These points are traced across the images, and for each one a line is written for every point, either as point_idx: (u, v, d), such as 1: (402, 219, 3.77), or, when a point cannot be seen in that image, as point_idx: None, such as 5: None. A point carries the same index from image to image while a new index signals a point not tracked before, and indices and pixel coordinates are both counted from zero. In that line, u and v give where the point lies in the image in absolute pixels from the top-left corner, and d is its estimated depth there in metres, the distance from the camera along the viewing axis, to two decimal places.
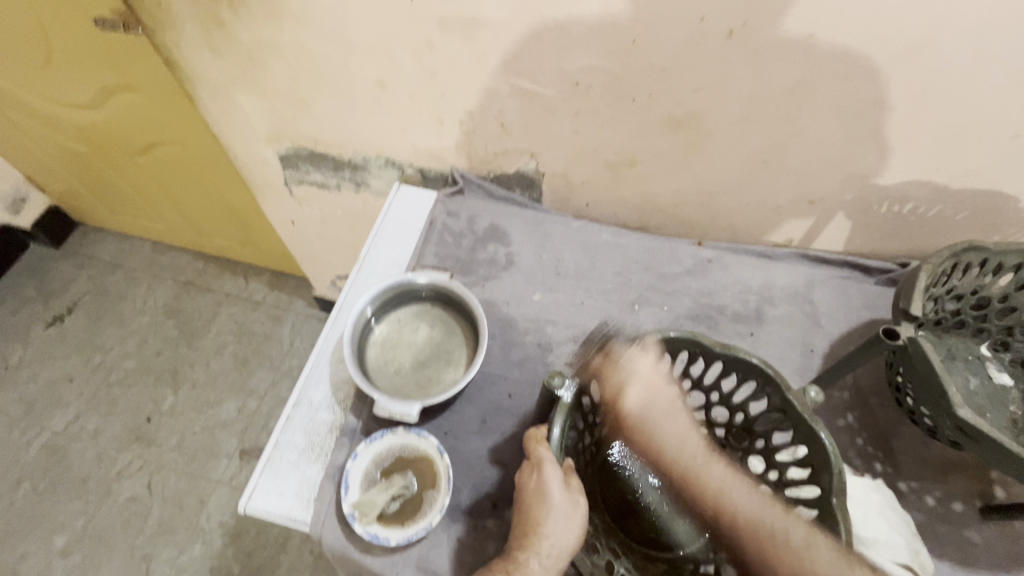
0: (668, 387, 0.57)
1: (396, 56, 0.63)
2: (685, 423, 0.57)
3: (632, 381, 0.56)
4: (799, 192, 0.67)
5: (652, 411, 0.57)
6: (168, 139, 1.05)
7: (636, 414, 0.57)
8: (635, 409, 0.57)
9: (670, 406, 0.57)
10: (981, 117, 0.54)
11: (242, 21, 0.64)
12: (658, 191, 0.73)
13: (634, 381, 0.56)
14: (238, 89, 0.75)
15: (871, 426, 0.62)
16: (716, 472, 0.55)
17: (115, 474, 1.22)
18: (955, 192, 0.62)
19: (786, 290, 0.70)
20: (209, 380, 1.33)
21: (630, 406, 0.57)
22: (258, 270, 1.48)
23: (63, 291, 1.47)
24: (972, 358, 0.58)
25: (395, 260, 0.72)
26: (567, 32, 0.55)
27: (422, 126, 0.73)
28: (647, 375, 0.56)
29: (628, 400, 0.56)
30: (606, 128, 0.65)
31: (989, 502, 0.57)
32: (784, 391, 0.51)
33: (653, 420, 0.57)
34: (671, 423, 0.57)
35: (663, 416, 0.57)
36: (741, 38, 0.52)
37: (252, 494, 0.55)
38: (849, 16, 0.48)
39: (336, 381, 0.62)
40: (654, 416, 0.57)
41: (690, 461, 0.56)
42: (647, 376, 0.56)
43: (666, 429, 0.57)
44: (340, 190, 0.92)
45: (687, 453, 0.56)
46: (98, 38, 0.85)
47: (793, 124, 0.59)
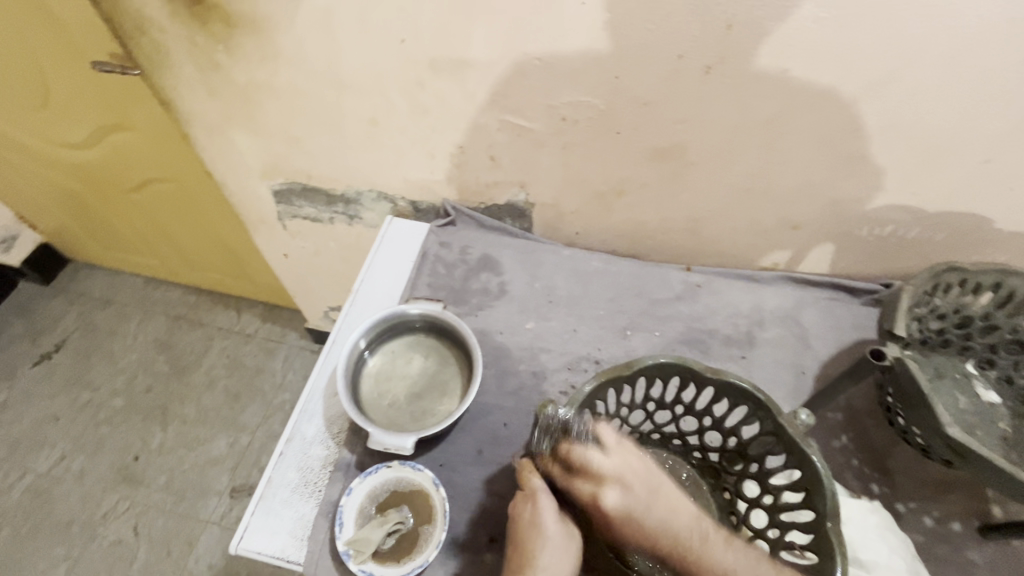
0: (644, 468, 0.50)
1: (388, 94, 0.65)
2: (673, 503, 0.49)
3: (607, 468, 0.48)
4: (782, 218, 0.69)
5: (636, 496, 0.48)
6: (162, 176, 1.06)
7: (618, 509, 0.47)
8: (616, 502, 0.48)
9: (651, 484, 0.49)
10: (950, 144, 0.57)
11: (238, 64, 0.66)
12: (646, 219, 0.74)
13: (604, 469, 0.49)
14: (233, 127, 0.77)
15: (866, 447, 0.62)
16: (721, 552, 0.47)
17: (100, 516, 1.19)
18: (932, 215, 0.65)
19: (775, 313, 0.72)
20: (199, 416, 1.31)
21: (611, 500, 0.47)
22: (251, 303, 1.48)
23: (52, 329, 1.45)
24: (960, 376, 0.59)
25: (389, 291, 0.72)
26: (553, 70, 0.58)
27: (415, 160, 0.74)
28: (614, 452, 0.49)
29: (607, 495, 0.48)
30: (593, 159, 0.67)
31: (987, 521, 0.57)
32: (775, 414, 0.51)
33: (639, 507, 0.48)
34: (659, 505, 0.48)
35: (649, 498, 0.48)
36: (718, 73, 0.54)
37: (244, 534, 0.54)
38: (819, 52, 0.50)
39: (330, 415, 0.62)
40: (638, 505, 0.48)
41: (691, 545, 0.47)
42: (615, 450, 0.50)
43: (654, 517, 0.48)
44: (333, 223, 0.93)
45: (684, 536, 0.48)
46: (96, 80, 0.87)
47: (772, 153, 0.61)
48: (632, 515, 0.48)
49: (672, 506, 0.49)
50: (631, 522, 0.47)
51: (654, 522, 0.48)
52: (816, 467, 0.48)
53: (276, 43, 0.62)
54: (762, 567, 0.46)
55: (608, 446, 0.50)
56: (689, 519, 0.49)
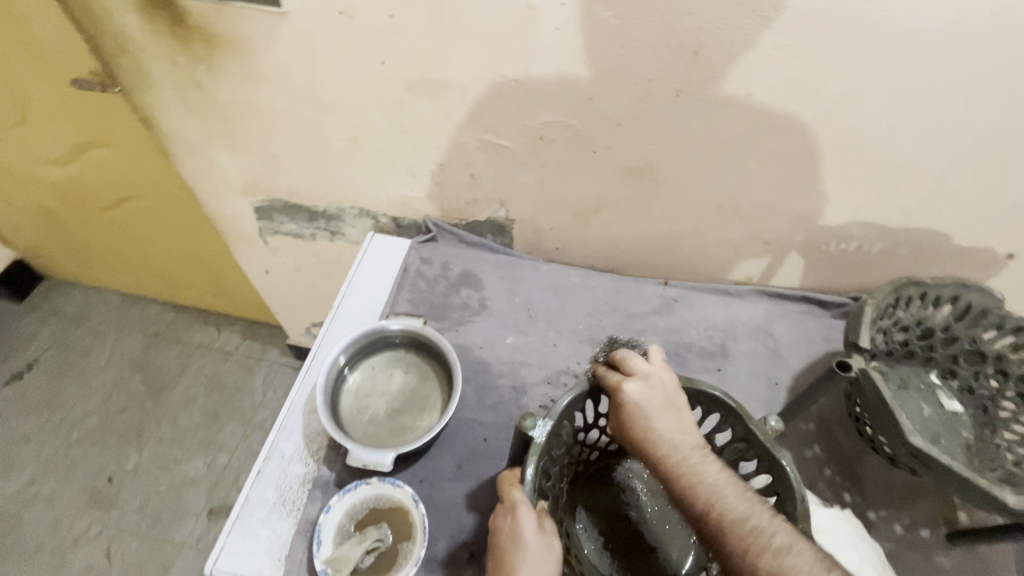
0: (678, 388, 0.51)
1: (368, 113, 0.66)
2: (689, 423, 0.49)
3: (639, 369, 0.52)
4: (753, 233, 0.72)
5: (655, 396, 0.50)
6: (141, 193, 1.05)
7: (634, 400, 0.49)
8: (636, 394, 0.50)
9: (677, 399, 0.50)
10: (907, 164, 0.59)
11: (219, 83, 0.66)
12: (622, 235, 0.76)
13: (636, 367, 0.52)
14: (213, 145, 0.77)
15: (837, 457, 0.64)
16: (724, 486, 0.44)
17: (71, 541, 1.15)
18: (894, 231, 0.67)
19: (749, 326, 0.73)
20: (177, 436, 1.29)
21: (631, 389, 0.50)
22: (231, 320, 1.46)
23: (24, 348, 1.42)
24: (924, 386, 0.61)
25: (369, 306, 0.73)
26: (529, 91, 0.59)
27: (395, 177, 0.75)
28: (655, 367, 0.53)
29: (631, 386, 0.50)
30: (570, 177, 0.69)
31: (954, 528, 0.59)
32: (746, 422, 0.52)
33: (652, 408, 0.49)
34: (675, 417, 0.49)
35: (664, 406, 0.49)
36: (687, 96, 0.56)
37: (219, 555, 0.53)
38: (781, 77, 0.53)
39: (309, 432, 0.61)
40: (654, 406, 0.49)
41: (683, 459, 0.45)
42: (653, 369, 0.52)
43: (663, 420, 0.48)
44: (315, 239, 0.93)
45: (684, 449, 0.46)
46: (74, 97, 0.86)
47: (741, 172, 0.64)
48: (646, 408, 0.49)
49: (681, 431, 0.48)
50: (642, 417, 0.49)
51: (662, 424, 0.48)
52: (781, 463, 0.50)
53: (256, 62, 0.62)
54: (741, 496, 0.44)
55: (652, 360, 0.53)
56: (693, 442, 0.47)
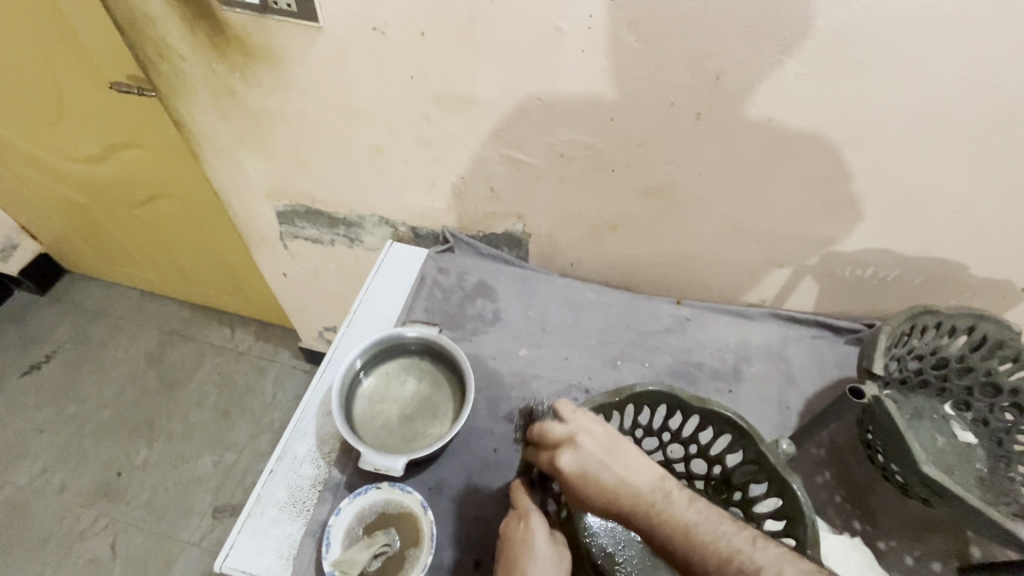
0: (608, 431, 0.51)
1: (395, 125, 0.68)
2: (634, 461, 0.50)
3: (562, 434, 0.51)
4: (769, 256, 0.72)
5: (590, 456, 0.49)
6: (167, 193, 1.08)
7: (574, 469, 0.49)
8: (572, 465, 0.49)
9: (610, 447, 0.50)
10: (925, 194, 0.60)
11: (253, 90, 0.69)
12: (637, 253, 0.77)
13: (560, 432, 0.51)
14: (242, 149, 0.80)
15: (848, 484, 0.63)
16: (683, 509, 0.47)
17: (78, 533, 1.16)
18: (911, 259, 0.67)
19: (761, 349, 0.74)
20: (187, 433, 1.30)
21: (566, 460, 0.49)
22: (245, 320, 1.48)
23: (44, 339, 1.45)
24: (938, 417, 0.61)
25: (385, 313, 0.74)
26: (553, 109, 0.61)
27: (417, 187, 0.77)
28: (582, 422, 0.51)
29: (563, 456, 0.49)
30: (588, 194, 0.70)
31: (966, 562, 0.58)
32: (758, 445, 0.53)
33: (594, 464, 0.49)
34: (616, 463, 0.49)
35: (604, 459, 0.49)
36: (708, 119, 0.57)
37: (229, 552, 0.54)
38: (801, 103, 0.54)
39: (322, 435, 0.62)
40: (594, 463, 0.49)
41: (653, 503, 0.47)
42: (577, 421, 0.51)
43: (610, 474, 0.49)
44: (334, 245, 0.95)
45: (646, 493, 0.48)
46: (112, 99, 0.90)
47: (759, 194, 0.64)
48: (589, 468, 0.49)
49: (632, 466, 0.49)
50: (590, 484, 0.49)
51: (610, 480, 0.48)
52: (791, 487, 0.50)
53: (290, 73, 0.65)
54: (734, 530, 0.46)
55: (567, 419, 0.51)
56: (650, 480, 0.49)
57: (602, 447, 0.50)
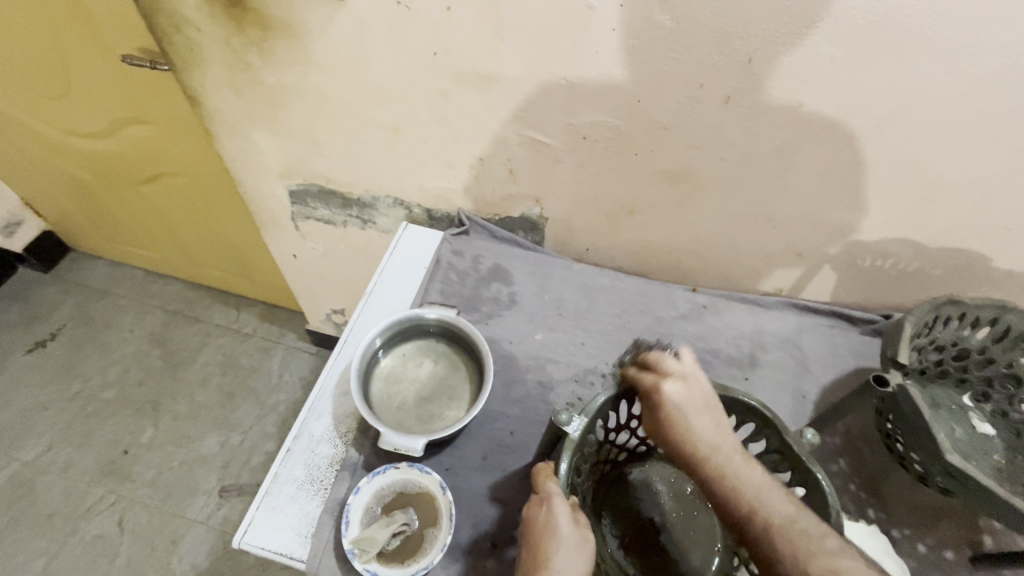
0: (711, 389, 0.51)
1: (414, 103, 0.67)
2: (723, 420, 0.49)
3: (675, 369, 0.51)
4: (788, 244, 0.71)
5: (691, 399, 0.49)
6: (175, 171, 1.07)
7: (674, 402, 0.49)
8: (675, 398, 0.49)
9: (709, 401, 0.50)
10: (951, 183, 0.59)
11: (269, 65, 0.68)
12: (655, 239, 0.76)
13: (671, 368, 0.51)
14: (256, 126, 0.78)
15: (863, 472, 0.64)
16: (756, 477, 0.46)
17: (84, 510, 1.17)
18: (931, 250, 0.67)
19: (777, 337, 0.73)
20: (192, 413, 1.30)
21: (671, 390, 0.49)
22: (251, 302, 1.48)
23: (48, 317, 1.44)
24: (956, 407, 0.61)
25: (401, 295, 0.74)
26: (576, 91, 0.60)
27: (433, 169, 0.76)
28: (691, 369, 0.52)
29: (669, 386, 0.50)
30: (608, 178, 0.69)
31: (979, 551, 0.59)
32: (783, 433, 0.53)
33: (692, 410, 0.49)
34: (711, 417, 0.49)
35: (702, 409, 0.49)
36: (736, 103, 0.56)
37: (247, 528, 0.54)
38: (831, 89, 0.53)
39: (338, 415, 0.62)
40: (694, 408, 0.49)
41: (729, 460, 0.47)
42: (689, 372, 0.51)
43: (703, 423, 0.48)
44: (346, 226, 0.94)
45: (727, 453, 0.47)
46: (121, 73, 0.88)
47: (782, 181, 0.64)
48: (683, 409, 0.49)
49: (719, 425, 0.49)
50: (683, 417, 0.48)
51: (700, 427, 0.48)
52: (814, 473, 0.50)
53: (308, 48, 0.64)
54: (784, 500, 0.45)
55: (684, 360, 0.52)
56: (733, 443, 0.48)
57: (706, 394, 0.50)
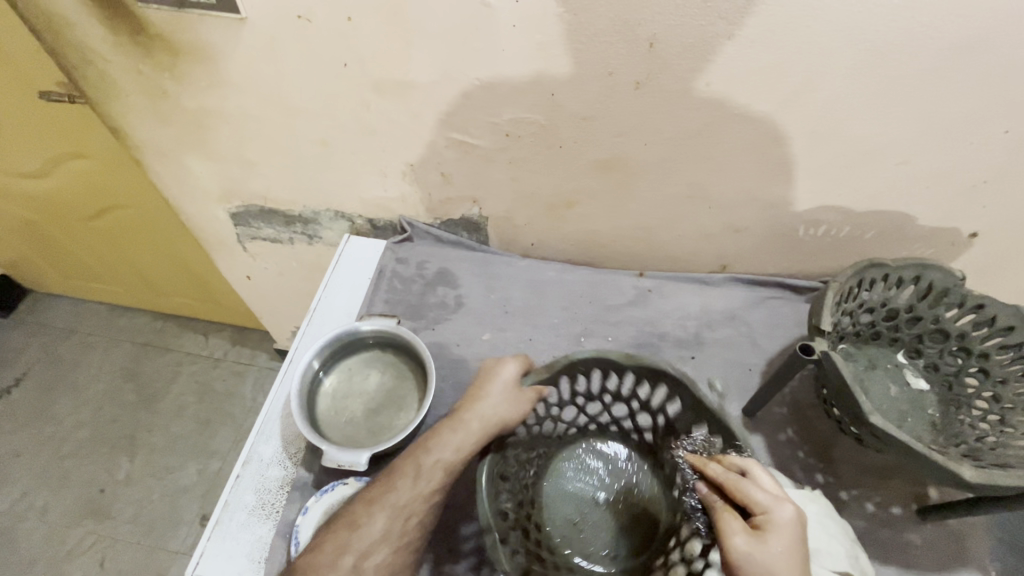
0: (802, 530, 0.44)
1: (337, 116, 0.66)
2: (791, 557, 0.42)
3: (761, 501, 0.45)
4: (724, 222, 0.72)
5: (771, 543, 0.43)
6: (119, 203, 1.05)
7: (742, 552, 0.43)
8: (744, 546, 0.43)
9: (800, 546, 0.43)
10: (868, 148, 0.60)
11: (185, 89, 0.66)
12: (596, 229, 0.77)
13: (762, 506, 0.45)
14: (186, 153, 0.77)
15: (811, 439, 0.65)
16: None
17: (66, 553, 1.15)
18: (860, 215, 0.68)
19: (723, 314, 0.74)
20: (168, 444, 1.29)
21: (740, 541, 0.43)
22: (220, 326, 1.46)
23: (11, 362, 1.41)
24: (892, 366, 0.62)
25: (346, 309, 0.73)
26: (493, 90, 0.60)
27: (368, 178, 0.75)
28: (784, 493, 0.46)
29: (740, 534, 0.44)
30: (540, 173, 0.69)
31: (925, 504, 0.60)
32: (692, 390, 0.56)
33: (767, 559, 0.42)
34: (798, 561, 0.42)
35: (792, 559, 0.42)
36: (648, 88, 0.57)
37: (199, 560, 0.54)
38: (737, 68, 0.54)
39: (288, 436, 0.62)
40: (768, 550, 0.42)
41: None
42: (503, 393, 0.58)
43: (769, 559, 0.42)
44: (294, 244, 0.93)
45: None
46: (45, 109, 0.86)
47: (708, 161, 0.64)
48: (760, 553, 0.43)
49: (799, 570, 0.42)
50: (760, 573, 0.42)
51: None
52: (722, 418, 0.53)
53: (221, 69, 0.63)
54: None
55: (771, 488, 0.46)
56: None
57: (785, 538, 0.43)
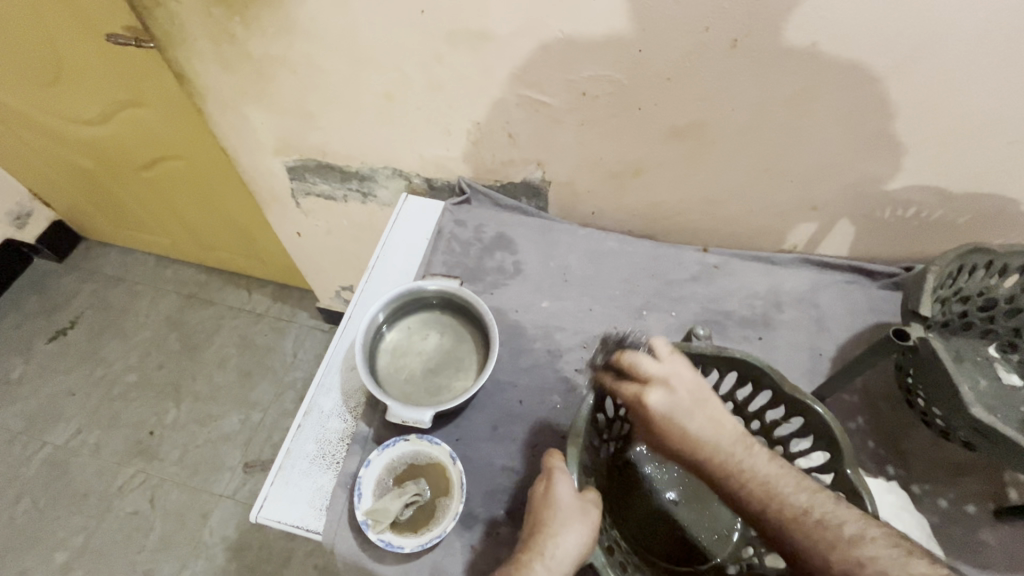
0: (697, 379, 0.49)
1: (406, 68, 0.64)
2: (721, 412, 0.48)
3: (651, 369, 0.48)
4: (803, 198, 0.68)
5: (680, 400, 0.47)
6: (174, 153, 1.06)
7: (662, 410, 0.47)
8: (661, 403, 0.47)
9: (700, 395, 0.48)
10: (978, 124, 0.55)
11: (253, 34, 0.65)
12: (663, 200, 0.74)
13: (651, 371, 0.48)
14: (248, 102, 0.76)
15: (882, 429, 0.62)
16: (763, 464, 0.46)
17: (116, 489, 1.21)
18: (956, 197, 0.63)
19: (792, 295, 0.71)
20: (212, 393, 1.33)
21: (655, 400, 0.47)
22: (262, 283, 1.49)
23: (66, 306, 1.46)
24: (981, 359, 0.59)
25: (404, 268, 0.73)
26: (574, 45, 0.57)
27: (431, 135, 0.73)
28: (667, 352, 0.50)
29: (654, 393, 0.47)
30: (611, 137, 0.66)
31: (1003, 504, 0.57)
32: (802, 404, 0.52)
33: (682, 414, 0.47)
34: (703, 412, 0.47)
35: (692, 406, 0.47)
36: (744, 47, 0.53)
37: (264, 503, 0.55)
38: (848, 27, 0.49)
39: (347, 390, 0.62)
40: (682, 405, 0.47)
41: (734, 453, 0.46)
42: (570, 516, 0.47)
43: (699, 421, 0.47)
44: (347, 201, 0.93)
45: (727, 445, 0.47)
46: (109, 53, 0.86)
47: (796, 131, 0.60)
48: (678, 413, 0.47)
49: (719, 413, 0.48)
50: (677, 423, 0.47)
51: (695, 425, 0.47)
52: (830, 430, 0.50)
53: (292, 14, 0.61)
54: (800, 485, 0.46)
55: (659, 355, 0.49)
56: (736, 432, 0.48)
57: (684, 384, 0.48)
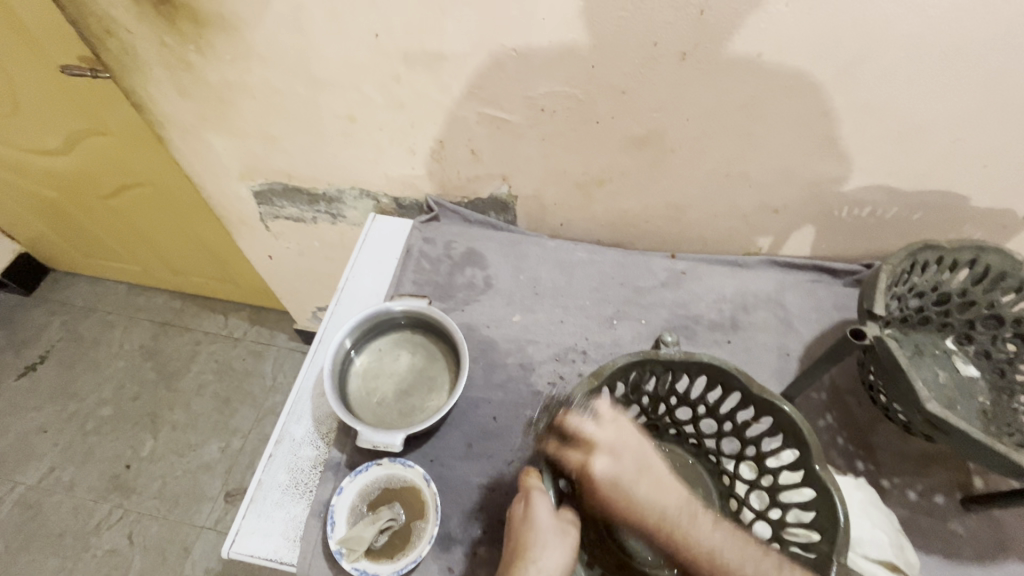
0: (637, 442, 0.51)
1: (364, 89, 0.64)
2: (663, 483, 0.50)
3: (596, 436, 0.50)
4: (763, 202, 0.70)
5: (625, 467, 0.49)
6: (140, 181, 1.04)
7: (608, 476, 0.49)
8: (603, 470, 0.49)
9: (643, 461, 0.50)
10: (922, 126, 0.57)
11: (209, 62, 0.64)
12: (629, 208, 0.75)
13: (596, 435, 0.50)
14: (209, 128, 0.76)
15: (851, 426, 0.63)
16: (709, 531, 0.47)
17: (93, 527, 1.17)
18: (909, 194, 0.65)
19: (759, 296, 0.72)
20: (190, 421, 1.30)
21: (602, 468, 0.49)
22: (238, 306, 1.47)
23: (35, 340, 1.43)
24: (940, 352, 0.61)
25: (374, 289, 0.72)
26: (528, 61, 0.57)
27: (395, 155, 0.74)
28: (606, 419, 0.51)
29: (598, 461, 0.49)
30: (573, 151, 0.67)
31: (968, 493, 0.59)
32: (768, 403, 0.52)
33: (626, 479, 0.49)
34: (648, 481, 0.49)
35: (637, 475, 0.49)
36: (693, 59, 0.54)
37: (235, 538, 0.54)
38: (790, 38, 0.51)
39: (319, 416, 0.62)
40: (626, 474, 0.49)
41: (679, 524, 0.48)
42: (552, 534, 0.47)
43: (643, 489, 0.49)
44: (316, 223, 0.92)
45: (673, 514, 0.48)
46: (66, 85, 0.85)
47: (750, 138, 0.61)
48: (621, 482, 0.49)
49: (660, 484, 0.49)
50: (620, 492, 0.48)
51: (642, 494, 0.49)
52: (797, 427, 0.50)
53: (246, 40, 0.60)
54: (744, 551, 0.46)
55: (602, 416, 0.51)
56: (677, 502, 0.49)
57: (620, 438, 0.50)
